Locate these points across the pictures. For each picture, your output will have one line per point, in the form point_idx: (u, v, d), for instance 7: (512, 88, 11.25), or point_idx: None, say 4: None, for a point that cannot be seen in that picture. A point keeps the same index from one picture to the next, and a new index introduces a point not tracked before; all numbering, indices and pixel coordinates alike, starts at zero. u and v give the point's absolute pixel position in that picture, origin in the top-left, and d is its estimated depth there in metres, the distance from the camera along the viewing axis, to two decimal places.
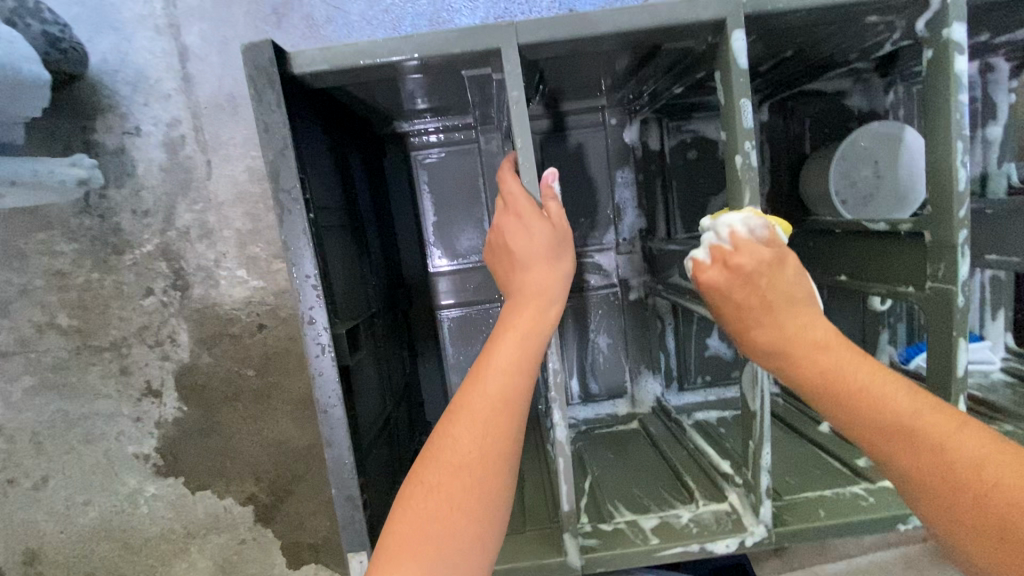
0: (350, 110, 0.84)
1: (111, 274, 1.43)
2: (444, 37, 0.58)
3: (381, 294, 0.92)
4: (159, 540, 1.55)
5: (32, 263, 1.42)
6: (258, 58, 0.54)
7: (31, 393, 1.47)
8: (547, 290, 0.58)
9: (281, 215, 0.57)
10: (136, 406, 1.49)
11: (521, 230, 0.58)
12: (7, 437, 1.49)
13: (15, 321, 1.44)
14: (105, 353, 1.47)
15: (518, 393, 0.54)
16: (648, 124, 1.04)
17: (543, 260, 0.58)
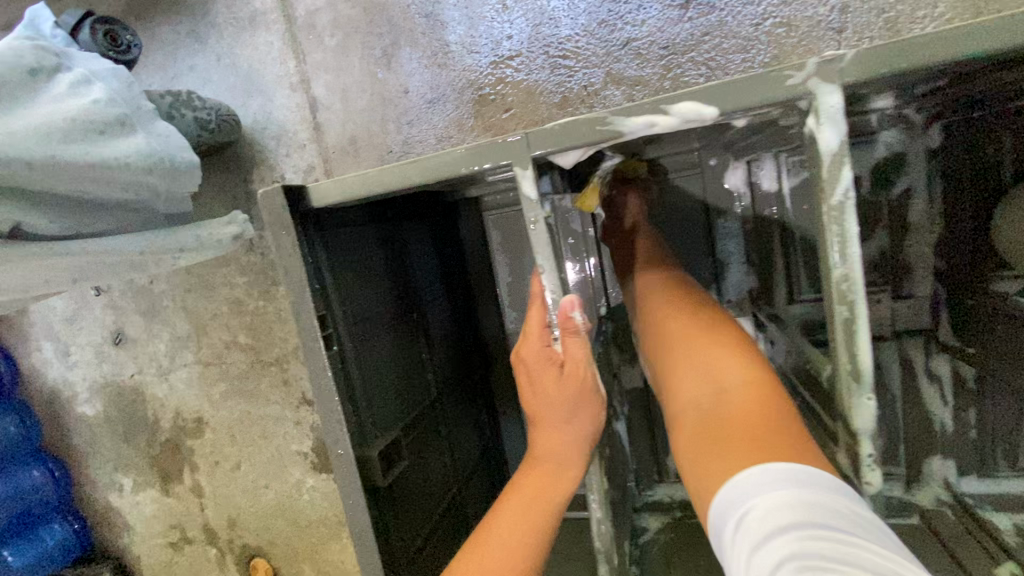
0: (410, 196, 0.82)
1: (272, 302, 1.60)
2: (452, 157, 0.52)
3: (450, 368, 0.91)
4: (319, 523, 1.71)
5: (219, 293, 1.63)
6: (273, 203, 0.55)
7: (225, 395, 1.70)
8: (559, 455, 0.54)
9: (306, 351, 0.58)
10: (296, 411, 1.66)
11: (532, 373, 0.54)
12: (211, 429, 1.73)
13: (211, 339, 1.67)
14: (272, 367, 1.64)
15: (520, 575, 0.52)
16: (759, 162, 0.83)
17: (555, 420, 0.54)
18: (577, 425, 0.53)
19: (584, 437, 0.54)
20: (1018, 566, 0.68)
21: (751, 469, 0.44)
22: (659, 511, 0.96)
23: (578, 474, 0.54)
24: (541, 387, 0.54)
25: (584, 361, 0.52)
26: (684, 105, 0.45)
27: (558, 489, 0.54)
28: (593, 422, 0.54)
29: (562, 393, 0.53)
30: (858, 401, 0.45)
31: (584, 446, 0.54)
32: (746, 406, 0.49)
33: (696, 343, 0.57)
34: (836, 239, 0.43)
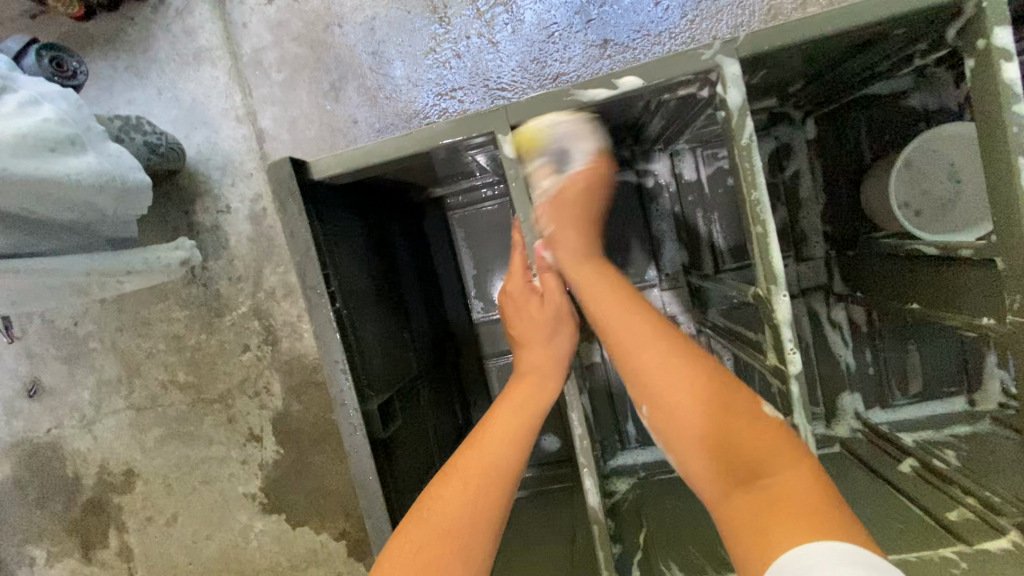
0: (386, 189, 0.90)
1: (215, 333, 1.55)
2: (441, 128, 0.62)
3: (425, 350, 0.96)
4: (269, 571, 1.61)
5: (155, 329, 1.57)
6: (279, 174, 0.62)
7: (161, 440, 1.61)
8: (543, 369, 0.63)
9: (311, 309, 0.63)
10: (242, 449, 1.59)
11: (519, 303, 0.65)
12: (144, 480, 1.62)
13: (145, 380, 1.59)
14: (215, 405, 1.58)
15: (510, 468, 0.58)
16: (681, 155, 1.00)
17: (538, 341, 0.64)
18: (557, 344, 0.63)
19: (562, 353, 0.63)
20: (916, 460, 0.85)
21: (810, 548, 0.48)
22: (625, 474, 1.06)
23: (557, 385, 0.62)
24: (527, 313, 0.64)
25: (561, 289, 0.63)
26: (628, 80, 0.58)
27: (540, 398, 0.62)
28: (572, 341, 0.64)
29: (546, 315, 0.63)
30: (777, 299, 0.58)
31: (563, 363, 0.63)
32: (807, 494, 0.52)
33: (754, 442, 0.56)
34: (748, 172, 0.57)
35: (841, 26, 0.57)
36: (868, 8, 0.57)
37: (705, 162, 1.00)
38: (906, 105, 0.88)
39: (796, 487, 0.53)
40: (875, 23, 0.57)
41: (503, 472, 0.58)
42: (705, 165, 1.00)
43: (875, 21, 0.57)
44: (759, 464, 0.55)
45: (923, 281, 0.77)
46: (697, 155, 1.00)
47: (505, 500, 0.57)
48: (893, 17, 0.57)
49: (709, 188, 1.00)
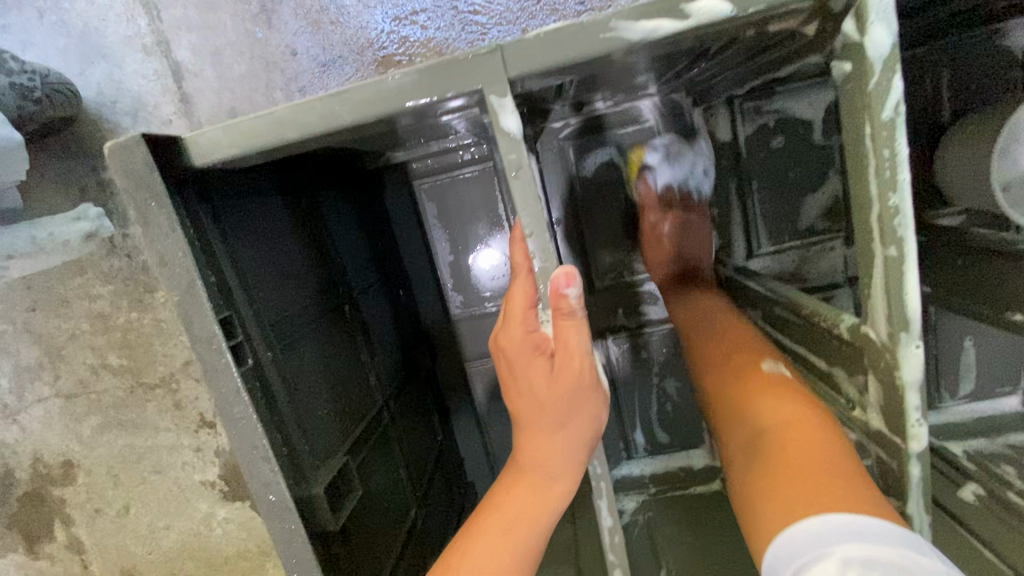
0: (319, 155, 0.65)
1: (149, 311, 1.22)
2: (397, 86, 0.38)
3: (390, 367, 0.76)
4: (238, 558, 1.34)
5: (75, 308, 1.17)
6: (132, 162, 0.38)
7: (98, 431, 1.25)
8: (549, 467, 0.42)
9: (205, 371, 0.42)
10: (195, 437, 1.24)
11: (515, 369, 0.41)
12: (85, 472, 1.28)
13: (70, 365, 1.21)
14: (157, 389, 1.23)
15: None
16: (713, 109, 0.79)
17: (542, 426, 0.41)
18: (572, 433, 0.41)
19: (579, 444, 0.41)
20: (978, 485, 0.71)
21: (817, 528, 0.38)
22: (634, 490, 0.90)
23: (568, 489, 0.42)
24: (527, 385, 0.41)
25: (580, 350, 0.40)
26: (703, 6, 0.35)
27: (544, 510, 0.43)
28: (596, 426, 0.41)
29: (556, 392, 0.40)
30: (905, 352, 0.39)
31: (580, 457, 0.42)
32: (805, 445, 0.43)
33: (749, 395, 0.50)
34: (883, 165, 0.36)
35: None
36: None
37: (745, 117, 0.78)
38: (999, 49, 0.67)
39: (808, 448, 0.43)
40: None
41: None
42: (745, 121, 0.78)
43: None
44: (763, 428, 0.47)
45: None
46: (735, 107, 0.77)
47: None
48: None
49: (748, 151, 0.79)
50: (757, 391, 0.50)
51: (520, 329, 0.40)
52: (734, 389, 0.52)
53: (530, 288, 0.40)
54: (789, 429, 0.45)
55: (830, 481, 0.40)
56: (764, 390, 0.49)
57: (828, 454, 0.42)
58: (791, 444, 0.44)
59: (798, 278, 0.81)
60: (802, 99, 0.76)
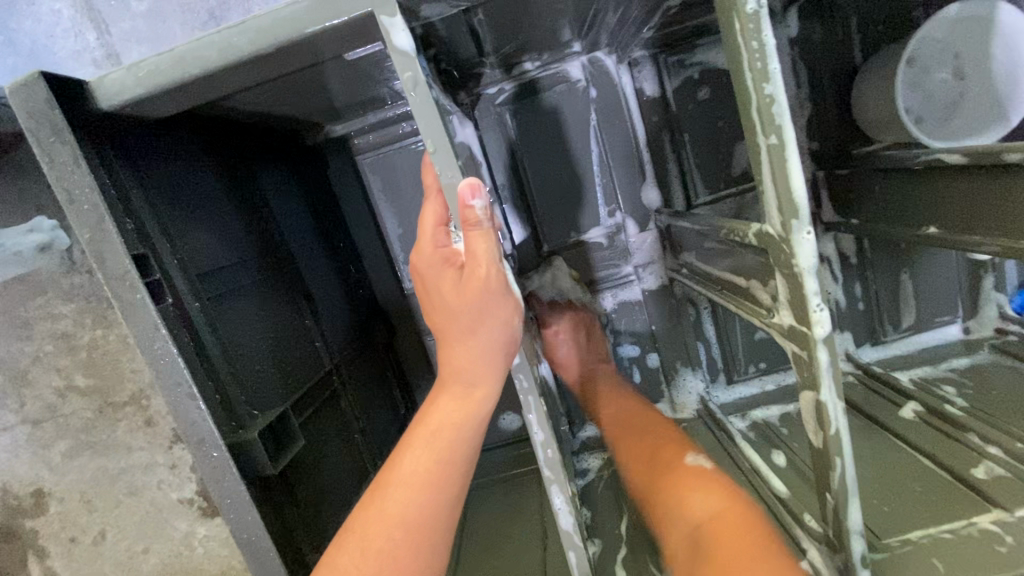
0: (252, 125, 0.66)
1: (112, 327, 1.07)
2: (291, 14, 0.40)
3: (342, 337, 0.76)
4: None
5: (38, 329, 1.02)
6: (34, 100, 0.39)
7: (71, 453, 1.08)
8: (467, 375, 0.43)
9: (123, 309, 0.42)
10: (168, 452, 1.14)
11: (427, 283, 0.43)
12: (56, 501, 1.09)
13: (36, 390, 1.05)
14: (127, 408, 1.09)
15: (430, 512, 0.43)
16: (641, 65, 0.82)
17: (456, 335, 0.43)
18: (484, 338, 0.42)
19: (493, 348, 0.43)
20: (918, 403, 0.73)
21: None
22: (598, 449, 0.90)
23: (489, 395, 0.44)
24: (438, 296, 0.43)
25: (488, 259, 0.41)
26: None
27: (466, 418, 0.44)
28: (508, 330, 0.43)
29: (463, 300, 0.41)
30: (798, 240, 0.41)
31: (496, 363, 0.43)
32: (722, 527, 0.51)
33: (679, 492, 0.57)
34: (754, 57, 0.39)
35: None
36: None
37: (670, 73, 0.81)
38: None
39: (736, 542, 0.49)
40: None
41: (416, 522, 0.42)
42: (670, 77, 0.81)
43: None
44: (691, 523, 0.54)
45: (943, 201, 0.60)
46: (660, 63, 0.81)
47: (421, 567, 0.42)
48: None
49: (677, 104, 0.82)
50: (689, 491, 0.57)
51: (432, 245, 0.42)
52: (664, 481, 0.60)
53: (437, 204, 0.41)
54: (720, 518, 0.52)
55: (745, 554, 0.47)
56: (700, 494, 0.56)
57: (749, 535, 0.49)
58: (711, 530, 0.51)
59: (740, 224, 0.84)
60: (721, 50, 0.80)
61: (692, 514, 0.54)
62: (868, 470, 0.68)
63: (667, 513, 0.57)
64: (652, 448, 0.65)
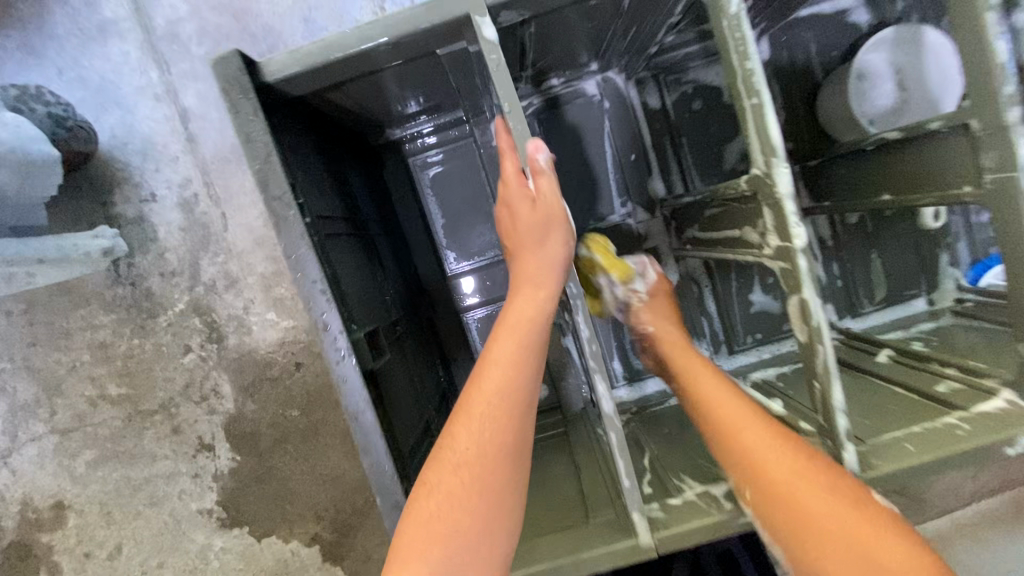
0: (337, 120, 0.82)
1: (150, 337, 1.28)
2: (410, 15, 0.56)
3: (400, 301, 0.89)
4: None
5: (76, 340, 1.28)
6: (227, 69, 0.54)
7: (93, 465, 1.30)
8: (538, 275, 0.59)
9: (277, 223, 0.56)
10: (192, 462, 1.31)
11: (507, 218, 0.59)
12: (76, 512, 1.30)
13: (67, 400, 1.28)
14: (156, 416, 1.30)
15: (519, 383, 0.56)
16: (644, 84, 1.00)
17: (530, 248, 0.59)
18: (550, 250, 0.58)
19: (558, 259, 0.58)
20: (891, 349, 0.87)
21: None
22: (620, 412, 1.02)
23: (552, 294, 0.58)
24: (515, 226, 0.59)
25: (552, 194, 0.58)
26: None
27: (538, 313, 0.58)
28: (565, 239, 0.59)
29: (535, 216, 0.58)
30: (778, 173, 0.57)
31: (558, 268, 0.58)
32: (861, 530, 0.51)
33: (803, 492, 0.55)
34: (738, 42, 0.55)
35: None
36: None
37: (669, 89, 0.99)
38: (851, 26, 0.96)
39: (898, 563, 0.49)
40: None
41: (510, 394, 0.56)
42: (670, 91, 0.99)
43: None
44: (819, 526, 0.53)
45: (892, 172, 0.76)
46: (661, 82, 0.99)
47: (515, 428, 0.55)
48: None
49: (675, 113, 1.00)
50: (812, 490, 0.55)
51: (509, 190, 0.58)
52: (779, 475, 0.56)
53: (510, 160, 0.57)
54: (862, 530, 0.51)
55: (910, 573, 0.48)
56: (827, 493, 0.54)
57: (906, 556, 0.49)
58: (861, 546, 0.51)
59: None
60: (707, 70, 0.98)
61: (818, 515, 0.53)
62: (855, 402, 0.79)
63: (782, 508, 0.55)
64: (758, 437, 0.60)
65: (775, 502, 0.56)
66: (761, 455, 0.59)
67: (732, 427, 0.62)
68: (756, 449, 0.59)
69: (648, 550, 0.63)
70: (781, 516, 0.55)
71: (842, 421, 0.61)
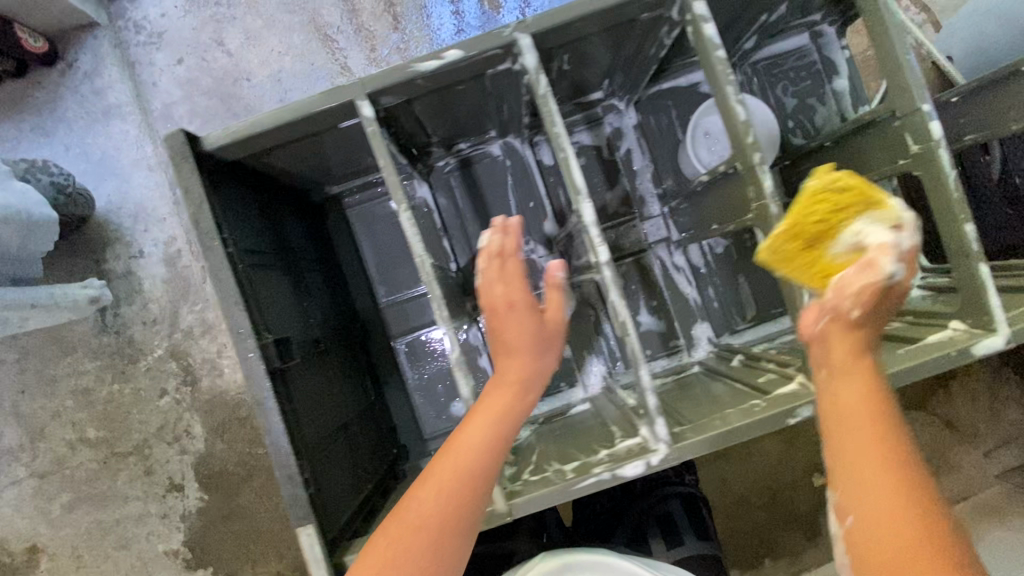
0: (278, 180, 1.02)
1: (129, 382, 1.44)
2: (311, 101, 0.78)
3: (330, 325, 1.06)
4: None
5: (61, 386, 1.43)
6: (175, 141, 0.74)
7: (69, 507, 1.43)
8: (524, 361, 0.77)
9: (205, 252, 0.74)
10: (162, 502, 1.43)
11: (493, 296, 0.79)
12: (49, 556, 1.43)
13: (49, 443, 1.43)
14: (130, 458, 1.43)
15: (479, 459, 0.71)
16: (539, 145, 1.21)
17: (514, 342, 0.78)
18: (525, 330, 0.78)
19: (535, 338, 0.78)
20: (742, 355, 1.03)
21: None
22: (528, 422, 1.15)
23: (544, 366, 0.78)
24: (500, 302, 0.79)
25: (557, 294, 0.82)
26: (452, 53, 0.77)
27: (507, 409, 0.74)
28: (551, 341, 0.79)
29: (512, 300, 0.79)
30: (581, 206, 0.76)
31: (543, 351, 0.78)
32: (912, 559, 0.55)
33: (897, 500, 0.59)
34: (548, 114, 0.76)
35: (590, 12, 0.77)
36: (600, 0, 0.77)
37: (558, 148, 1.21)
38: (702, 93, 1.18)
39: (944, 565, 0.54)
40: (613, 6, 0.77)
41: (479, 460, 0.71)
42: (558, 150, 1.21)
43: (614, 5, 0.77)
44: (891, 539, 0.57)
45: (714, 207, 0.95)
46: (552, 143, 1.21)
47: (471, 489, 0.70)
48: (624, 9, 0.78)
49: (565, 168, 1.21)
50: (904, 492, 0.59)
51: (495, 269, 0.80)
52: (889, 478, 0.60)
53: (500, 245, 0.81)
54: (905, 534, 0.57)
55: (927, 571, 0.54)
56: (895, 488, 0.59)
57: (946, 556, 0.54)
58: (906, 545, 0.56)
59: (619, 245, 1.19)
60: (588, 133, 1.21)
61: (898, 511, 0.58)
62: (704, 397, 0.94)
63: (865, 512, 0.60)
64: (894, 449, 0.61)
65: (865, 509, 0.60)
66: (876, 464, 0.61)
67: (844, 441, 0.63)
68: (878, 463, 0.61)
69: (503, 513, 0.76)
70: (861, 520, 0.60)
71: (651, 398, 0.77)
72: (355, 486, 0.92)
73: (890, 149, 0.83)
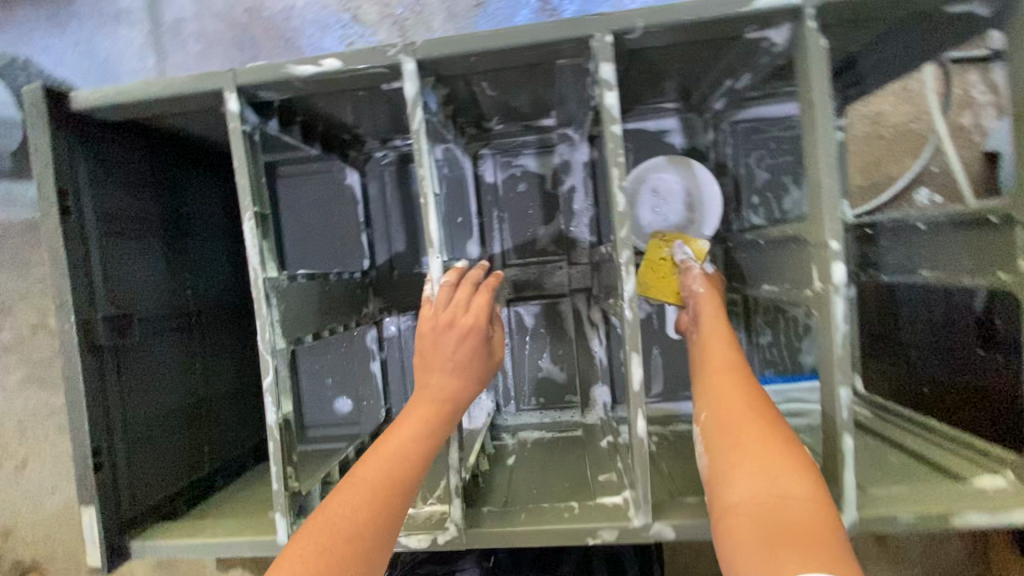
0: (192, 144, 1.00)
1: None
2: (182, 82, 0.74)
3: (219, 297, 1.04)
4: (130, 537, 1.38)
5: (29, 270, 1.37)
6: (35, 99, 0.73)
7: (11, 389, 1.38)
8: (424, 384, 0.69)
9: (44, 216, 0.74)
10: None
11: (440, 320, 0.68)
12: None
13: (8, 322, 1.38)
14: None
15: (413, 474, 0.65)
16: (483, 159, 1.13)
17: (453, 370, 0.69)
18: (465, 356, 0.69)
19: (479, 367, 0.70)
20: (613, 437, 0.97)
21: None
22: None
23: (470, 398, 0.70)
24: (445, 333, 0.68)
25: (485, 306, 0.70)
26: (329, 62, 0.70)
27: (438, 420, 0.67)
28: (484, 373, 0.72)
29: (463, 324, 0.69)
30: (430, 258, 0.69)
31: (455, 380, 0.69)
32: (813, 518, 0.56)
33: (748, 463, 0.61)
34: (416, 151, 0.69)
35: (494, 48, 0.69)
36: (504, 36, 0.68)
37: (501, 167, 1.13)
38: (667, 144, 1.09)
39: (798, 515, 0.56)
40: (518, 46, 0.68)
41: (380, 477, 0.64)
42: (501, 170, 1.13)
43: (518, 46, 0.68)
44: (747, 497, 0.59)
45: None
46: (496, 160, 1.13)
47: (402, 502, 0.64)
48: (531, 51, 0.70)
49: (503, 190, 1.13)
50: (764, 444, 0.62)
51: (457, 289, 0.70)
52: (747, 434, 0.63)
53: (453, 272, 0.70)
54: (797, 498, 0.58)
55: (811, 538, 0.54)
56: (767, 439, 0.62)
57: (807, 499, 0.58)
58: (785, 500, 0.57)
59: (537, 285, 1.13)
60: (535, 158, 1.13)
61: (757, 459, 0.61)
62: (552, 475, 0.89)
63: (726, 456, 0.63)
64: (750, 413, 0.65)
65: (724, 451, 0.63)
66: (742, 426, 0.64)
67: (716, 394, 0.68)
68: (744, 421, 0.64)
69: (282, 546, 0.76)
70: (722, 467, 0.63)
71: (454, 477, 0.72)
72: (188, 466, 0.92)
73: (801, 276, 0.72)
